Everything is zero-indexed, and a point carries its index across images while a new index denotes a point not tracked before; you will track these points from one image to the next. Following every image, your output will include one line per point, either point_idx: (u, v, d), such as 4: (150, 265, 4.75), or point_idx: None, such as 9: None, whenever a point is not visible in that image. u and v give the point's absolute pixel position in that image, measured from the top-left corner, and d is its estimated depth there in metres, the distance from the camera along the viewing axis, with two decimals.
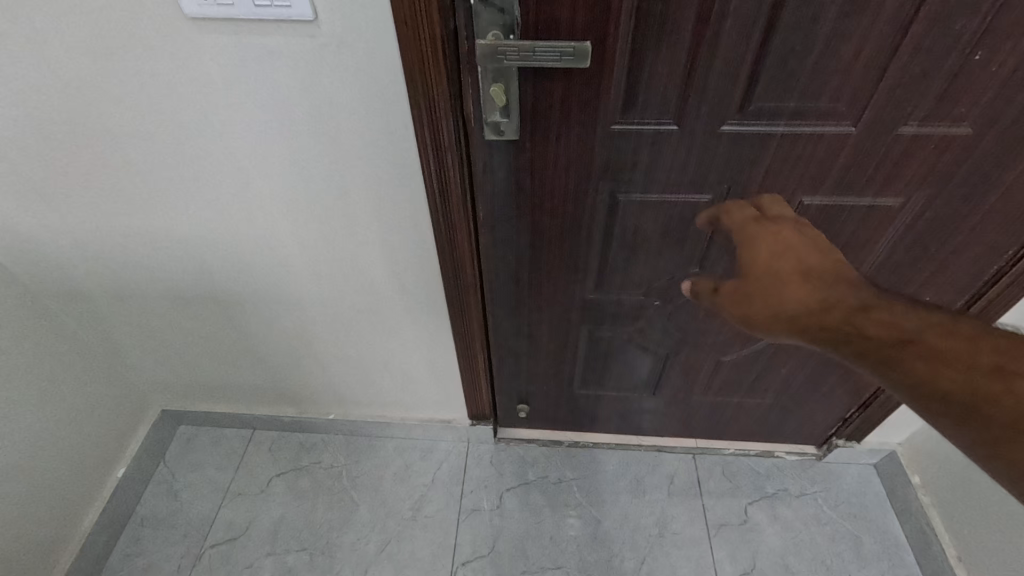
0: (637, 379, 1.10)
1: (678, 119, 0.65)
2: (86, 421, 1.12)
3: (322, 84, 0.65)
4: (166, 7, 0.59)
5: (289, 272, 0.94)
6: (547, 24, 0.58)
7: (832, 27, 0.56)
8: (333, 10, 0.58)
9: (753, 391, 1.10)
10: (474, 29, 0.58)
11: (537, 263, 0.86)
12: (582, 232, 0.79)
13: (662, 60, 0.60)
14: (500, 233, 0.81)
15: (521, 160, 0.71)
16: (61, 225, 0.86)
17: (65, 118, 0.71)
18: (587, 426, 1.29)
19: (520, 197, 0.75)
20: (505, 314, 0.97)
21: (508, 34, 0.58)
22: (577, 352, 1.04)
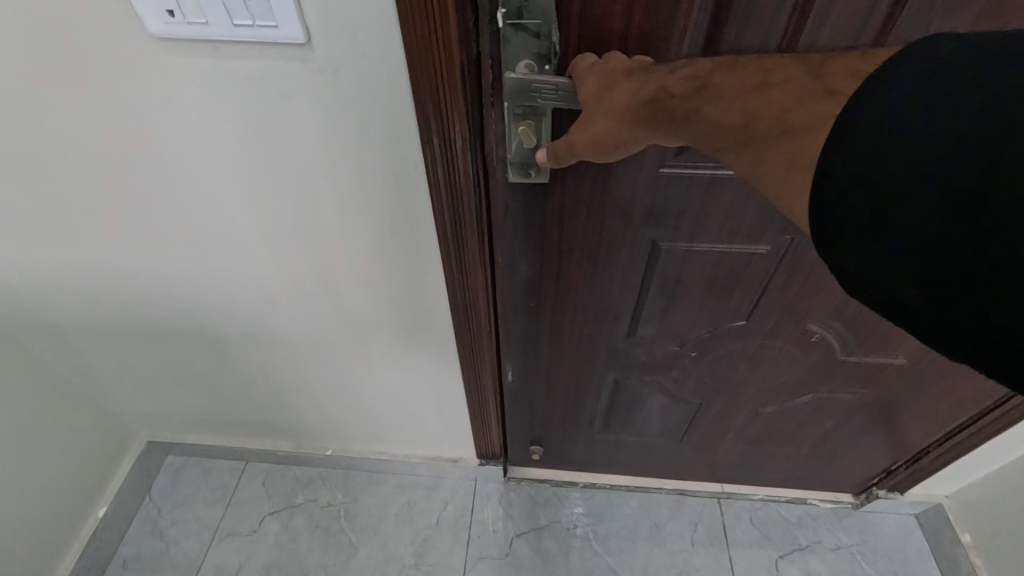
0: (663, 424, 1.00)
1: None
2: (62, 459, 1.04)
3: (316, 113, 0.55)
4: (129, 24, 0.49)
5: (281, 309, 0.84)
6: (592, 51, 0.49)
7: None
8: (331, 31, 0.48)
9: (791, 441, 1.00)
10: (503, 56, 0.48)
11: (562, 309, 0.76)
12: (614, 279, 0.70)
13: None
14: (519, 278, 0.72)
15: (548, 204, 0.61)
16: (25, 257, 0.77)
17: (21, 144, 0.62)
18: (603, 467, 1.20)
19: (545, 242, 0.66)
20: (520, 358, 0.87)
21: (543, 64, 0.48)
22: (599, 397, 0.94)
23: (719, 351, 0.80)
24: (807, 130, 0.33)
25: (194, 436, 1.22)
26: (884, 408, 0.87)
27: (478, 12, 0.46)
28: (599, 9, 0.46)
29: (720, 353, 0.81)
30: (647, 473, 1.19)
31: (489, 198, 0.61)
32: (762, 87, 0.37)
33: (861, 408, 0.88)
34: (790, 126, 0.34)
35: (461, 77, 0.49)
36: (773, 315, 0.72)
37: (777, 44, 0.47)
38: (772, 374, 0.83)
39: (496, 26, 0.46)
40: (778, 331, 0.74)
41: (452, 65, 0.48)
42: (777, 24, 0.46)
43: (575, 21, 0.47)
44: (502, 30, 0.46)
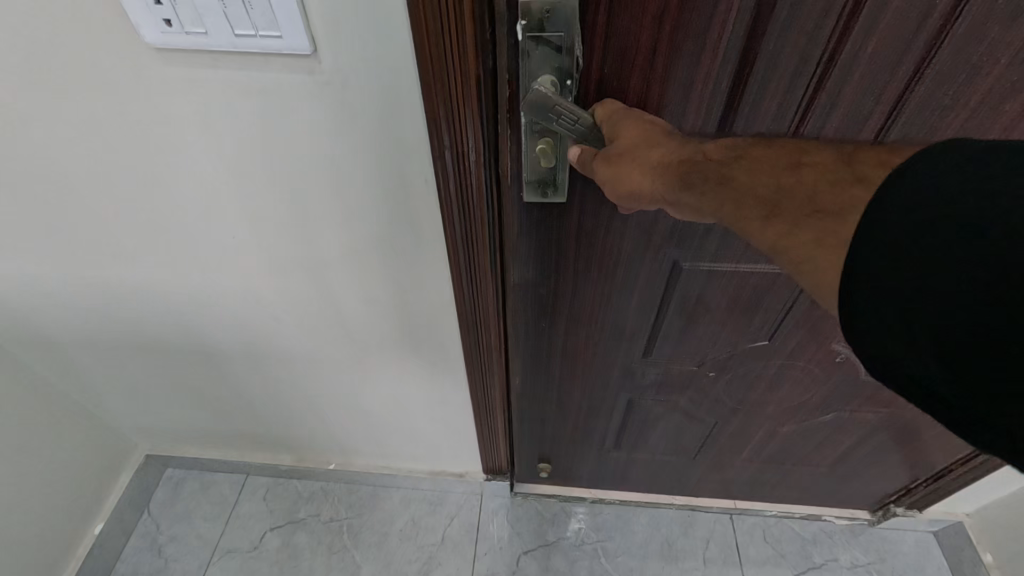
0: (677, 441, 0.97)
1: None
2: (58, 476, 1.01)
3: (322, 128, 0.53)
4: (125, 33, 0.47)
5: (284, 323, 0.82)
6: (617, 66, 0.46)
7: (997, 80, 0.44)
8: (338, 42, 0.45)
9: (808, 459, 0.97)
10: (522, 70, 0.46)
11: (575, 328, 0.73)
12: (631, 300, 0.67)
13: (764, 112, 0.48)
14: (531, 300, 0.70)
15: (565, 225, 0.59)
16: (17, 272, 0.74)
17: (12, 156, 0.59)
18: (610, 485, 1.17)
19: (559, 263, 0.63)
20: (530, 375, 0.85)
21: (564, 80, 0.46)
22: (613, 415, 0.92)
23: (737, 369, 0.78)
24: (841, 212, 0.32)
25: (194, 450, 1.19)
26: (908, 427, 0.84)
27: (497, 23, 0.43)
28: (627, 21, 0.43)
29: (738, 371, 0.78)
30: (658, 489, 1.16)
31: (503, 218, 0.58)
32: (796, 166, 0.36)
33: (884, 426, 0.85)
34: (821, 208, 0.33)
35: (477, 92, 0.46)
36: (795, 334, 0.69)
37: (818, 58, 0.44)
38: (792, 392, 0.80)
39: (515, 38, 0.44)
40: (801, 350, 0.72)
41: (467, 82, 0.46)
42: (819, 37, 0.43)
43: (599, 33, 0.44)
44: (521, 44, 0.44)
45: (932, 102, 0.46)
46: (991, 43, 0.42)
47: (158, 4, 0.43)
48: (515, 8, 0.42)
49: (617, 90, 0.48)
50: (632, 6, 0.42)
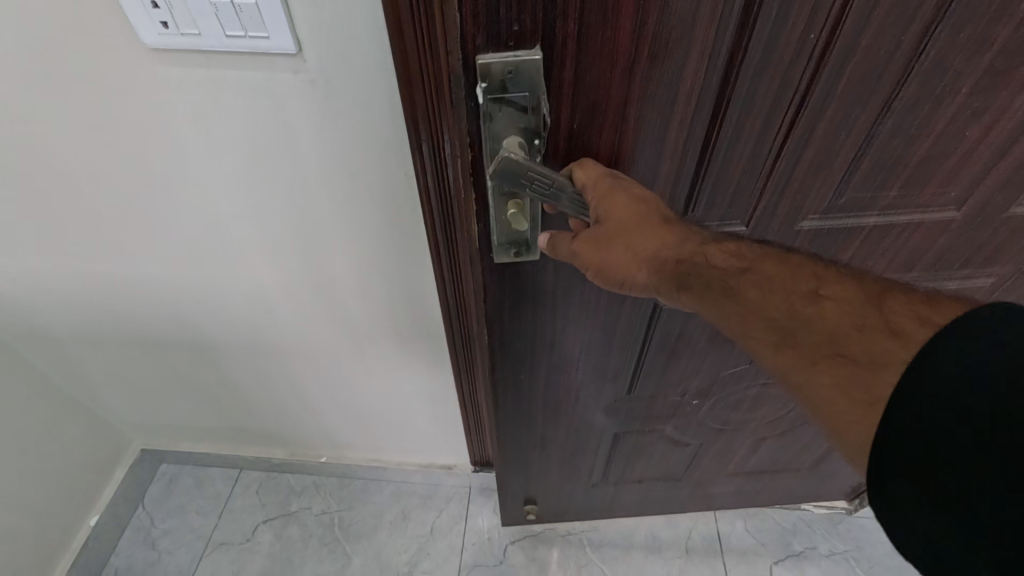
0: (664, 465, 1.00)
1: (747, 219, 0.54)
2: (53, 470, 1.03)
3: (310, 124, 0.56)
4: (124, 34, 0.50)
5: (276, 315, 0.84)
6: (587, 120, 0.42)
7: (958, 108, 0.46)
8: (322, 41, 0.49)
9: (791, 461, 1.01)
10: (487, 132, 0.41)
11: (551, 380, 0.72)
12: (613, 347, 0.69)
13: (741, 150, 0.47)
14: (509, 357, 0.66)
15: (545, 278, 0.56)
16: (17, 266, 0.77)
17: (13, 151, 0.62)
18: (600, 513, 1.13)
19: (539, 314, 0.61)
20: (510, 426, 0.81)
21: (532, 140, 0.42)
22: (599, 448, 0.92)
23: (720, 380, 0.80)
24: (869, 365, 0.36)
25: (187, 444, 1.21)
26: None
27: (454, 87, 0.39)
28: (596, 72, 0.39)
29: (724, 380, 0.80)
30: (643, 513, 1.15)
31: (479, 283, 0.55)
32: (815, 297, 0.39)
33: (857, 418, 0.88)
34: (845, 352, 0.37)
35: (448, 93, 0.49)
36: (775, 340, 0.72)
37: (790, 98, 0.44)
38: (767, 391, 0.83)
39: (475, 101, 0.40)
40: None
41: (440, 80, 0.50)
42: (794, 74, 0.42)
43: (565, 89, 0.40)
44: (483, 107, 0.40)
45: (897, 132, 0.48)
46: (954, 73, 0.44)
47: (157, 7, 0.47)
48: (472, 68, 0.38)
49: (589, 142, 0.44)
50: (598, 59, 0.39)
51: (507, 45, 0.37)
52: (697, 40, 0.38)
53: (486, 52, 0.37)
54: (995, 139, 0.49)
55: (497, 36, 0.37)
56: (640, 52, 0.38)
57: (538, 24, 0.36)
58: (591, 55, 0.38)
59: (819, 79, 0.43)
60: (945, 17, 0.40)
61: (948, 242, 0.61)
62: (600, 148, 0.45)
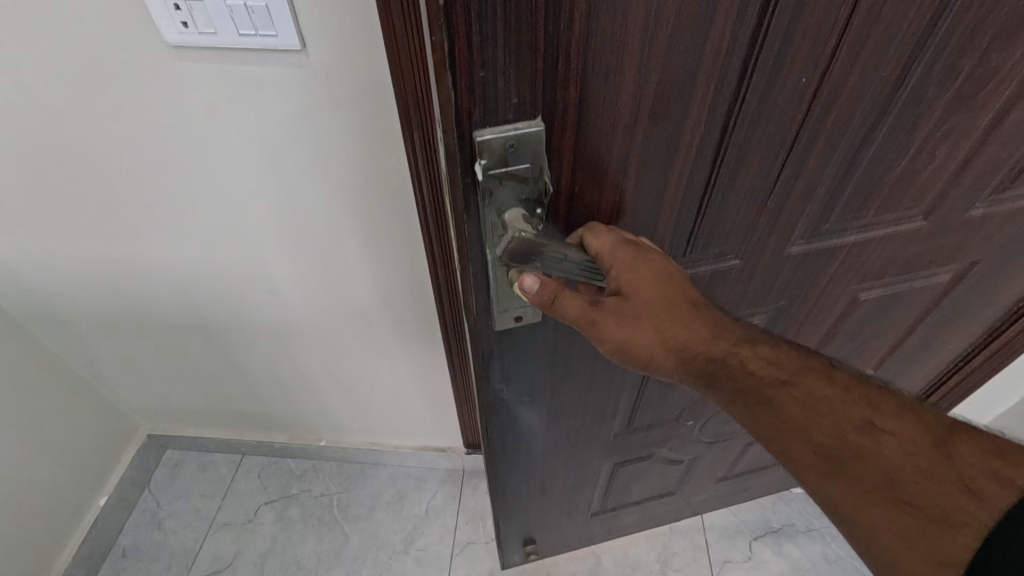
0: (658, 483, 1.02)
1: (739, 252, 0.59)
2: (65, 450, 1.08)
3: (313, 115, 0.62)
4: (147, 33, 0.56)
5: (280, 297, 0.89)
6: (587, 181, 0.46)
7: (930, 132, 0.51)
8: (324, 39, 0.55)
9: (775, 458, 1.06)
10: (489, 205, 0.43)
11: (560, 419, 0.75)
12: (613, 382, 0.72)
13: (736, 191, 0.52)
14: (515, 409, 0.69)
15: (548, 332, 0.59)
16: (38, 250, 0.82)
17: (42, 141, 0.68)
18: (601, 537, 1.14)
19: (543, 365, 0.63)
20: (512, 474, 0.82)
21: (533, 208, 0.44)
22: (599, 481, 0.94)
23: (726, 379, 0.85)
24: (943, 522, 0.35)
25: (193, 430, 1.26)
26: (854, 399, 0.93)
27: (455, 166, 0.41)
28: (598, 135, 0.43)
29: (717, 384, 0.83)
30: (643, 525, 1.15)
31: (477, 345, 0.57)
32: (872, 428, 0.40)
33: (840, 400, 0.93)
34: (909, 499, 0.37)
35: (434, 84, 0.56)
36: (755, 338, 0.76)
37: (783, 139, 0.48)
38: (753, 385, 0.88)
39: (474, 176, 0.42)
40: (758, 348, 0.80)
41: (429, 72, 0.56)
42: (788, 118, 0.47)
43: (565, 153, 0.43)
44: (484, 183, 0.42)
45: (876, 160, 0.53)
46: (928, 102, 0.48)
47: (179, 9, 0.53)
48: (471, 145, 0.40)
49: (588, 202, 0.47)
50: (605, 119, 0.42)
51: (506, 118, 0.40)
52: (698, 92, 0.42)
53: (485, 130, 0.39)
54: (955, 159, 0.54)
55: (497, 112, 0.39)
56: (644, 109, 0.42)
57: (537, 96, 0.39)
58: (594, 116, 0.41)
59: (809, 119, 0.47)
60: (918, 55, 0.44)
61: (916, 249, 0.65)
62: (602, 205, 0.48)
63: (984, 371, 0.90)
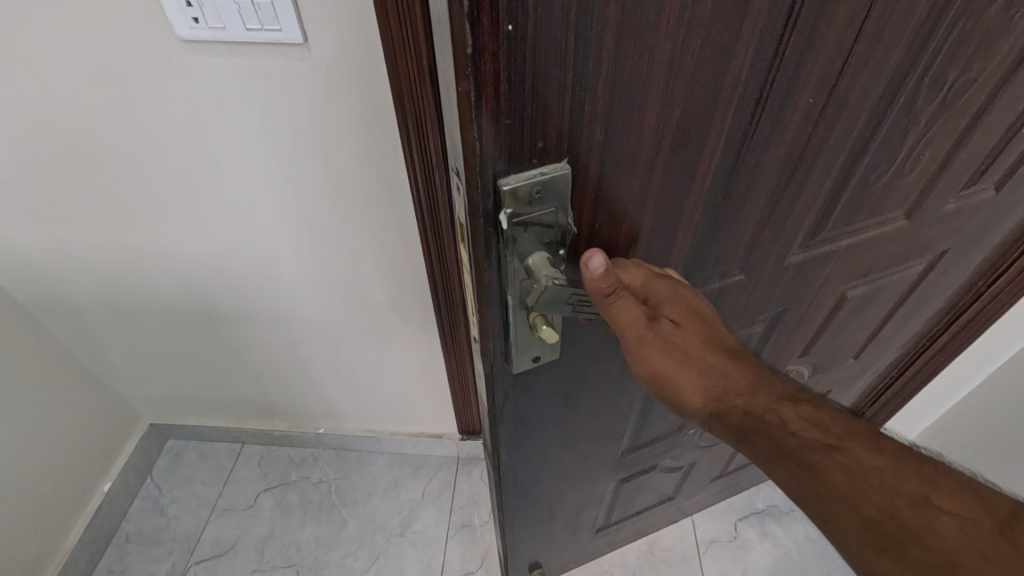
0: (657, 491, 1.03)
1: (744, 268, 0.58)
2: (72, 436, 1.11)
3: (314, 106, 0.67)
4: (160, 28, 0.60)
5: (281, 284, 0.93)
6: (608, 220, 0.44)
7: (917, 139, 0.51)
8: (324, 33, 0.60)
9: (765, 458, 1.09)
10: (512, 253, 0.41)
11: (569, 448, 0.73)
12: (622, 406, 0.71)
13: (744, 211, 0.51)
14: (527, 446, 0.66)
15: (562, 367, 0.57)
16: (50, 238, 0.86)
17: (58, 132, 0.72)
18: (603, 552, 1.13)
19: (557, 399, 0.62)
20: (519, 509, 0.78)
21: (557, 250, 0.42)
22: (605, 499, 0.93)
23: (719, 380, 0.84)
24: None
25: (194, 419, 1.29)
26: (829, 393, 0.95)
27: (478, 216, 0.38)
28: (619, 171, 0.41)
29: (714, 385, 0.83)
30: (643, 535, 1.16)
31: (492, 390, 0.54)
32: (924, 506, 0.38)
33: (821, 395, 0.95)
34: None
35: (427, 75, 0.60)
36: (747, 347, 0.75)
37: (790, 159, 0.48)
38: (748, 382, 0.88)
39: (497, 226, 0.40)
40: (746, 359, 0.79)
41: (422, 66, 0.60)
42: (793, 139, 0.46)
43: (588, 194, 0.41)
44: (508, 232, 0.39)
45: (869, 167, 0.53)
46: (915, 113, 0.49)
47: (190, 6, 0.57)
48: (495, 194, 0.38)
49: (607, 238, 0.45)
50: (627, 155, 0.40)
51: (531, 163, 0.37)
52: (716, 121, 0.41)
53: (509, 177, 0.37)
54: (937, 158, 0.55)
55: (522, 158, 0.37)
56: (665, 141, 0.40)
57: (562, 138, 0.37)
58: (619, 155, 0.39)
59: (814, 135, 0.47)
60: (912, 69, 0.45)
61: (900, 246, 0.65)
62: (620, 239, 0.46)
63: (953, 351, 0.93)
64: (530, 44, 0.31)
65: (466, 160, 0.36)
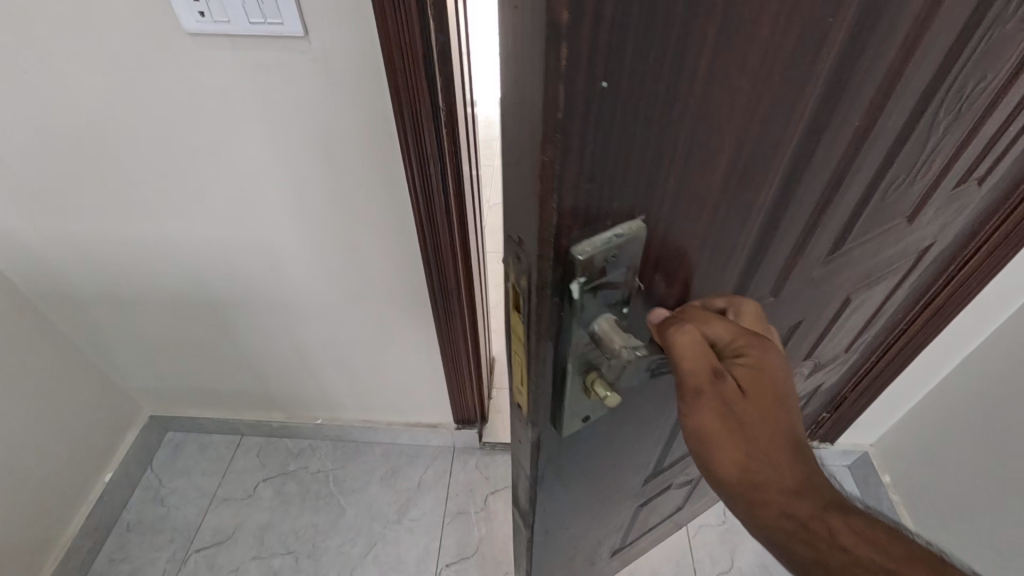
0: (670, 503, 0.97)
1: (774, 291, 0.53)
2: (76, 425, 1.13)
3: (314, 98, 0.70)
4: (166, 22, 0.63)
5: (280, 273, 0.96)
6: (667, 272, 0.39)
7: (933, 141, 0.49)
8: (323, 28, 0.63)
9: None
10: (579, 321, 0.36)
11: (598, 492, 0.65)
12: (654, 437, 0.65)
13: (784, 234, 0.46)
14: (562, 504, 0.59)
15: (607, 422, 0.52)
16: (57, 229, 0.89)
17: (67, 122, 0.75)
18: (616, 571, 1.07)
19: (598, 450, 0.56)
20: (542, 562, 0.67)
21: (623, 312, 0.38)
22: (625, 525, 0.86)
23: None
24: None
25: (194, 410, 1.31)
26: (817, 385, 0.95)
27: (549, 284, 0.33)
28: (684, 219, 0.36)
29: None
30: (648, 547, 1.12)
31: (536, 461, 0.49)
32: None
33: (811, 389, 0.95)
34: None
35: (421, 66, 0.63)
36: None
37: (833, 175, 0.44)
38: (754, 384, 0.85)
39: (565, 293, 0.34)
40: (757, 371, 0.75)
41: (418, 58, 0.63)
42: (838, 155, 0.42)
43: (657, 252, 0.36)
44: (579, 299, 0.35)
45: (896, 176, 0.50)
46: (937, 116, 0.47)
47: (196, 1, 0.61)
48: (566, 261, 0.33)
49: (664, 288, 0.40)
50: (693, 203, 0.35)
51: (606, 226, 0.32)
52: (780, 146, 0.36)
53: (583, 242, 0.32)
54: (945, 160, 0.54)
55: (597, 221, 0.32)
56: (733, 181, 0.36)
57: (638, 198, 0.32)
58: (688, 203, 0.34)
59: (861, 150, 0.44)
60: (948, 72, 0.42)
61: (898, 245, 0.63)
62: (677, 287, 0.41)
63: (929, 334, 0.97)
64: (623, 102, 0.27)
65: (540, 225, 0.31)
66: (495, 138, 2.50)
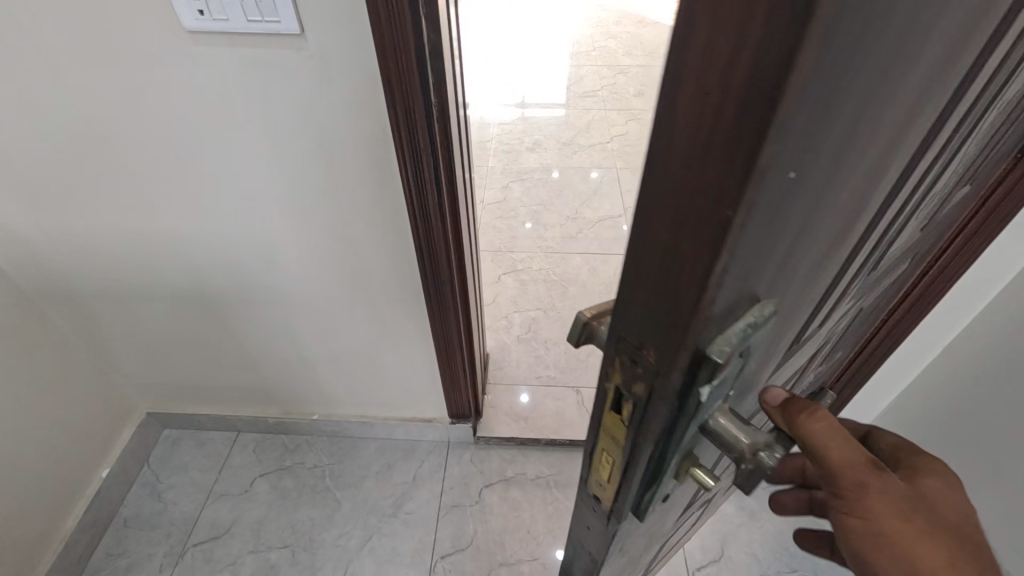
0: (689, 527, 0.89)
1: (828, 327, 0.48)
2: (74, 420, 1.14)
3: (309, 94, 0.72)
4: (166, 20, 0.66)
5: (277, 268, 0.98)
6: (776, 340, 0.35)
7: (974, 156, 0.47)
8: (318, 25, 0.65)
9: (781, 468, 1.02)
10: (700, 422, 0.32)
11: (647, 544, 0.58)
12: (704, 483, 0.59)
13: (863, 270, 0.40)
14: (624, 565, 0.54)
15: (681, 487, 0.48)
16: (57, 225, 0.91)
17: (69, 119, 0.77)
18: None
19: (665, 511, 0.51)
20: None
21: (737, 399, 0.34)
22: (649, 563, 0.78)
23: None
24: None
25: (190, 407, 1.33)
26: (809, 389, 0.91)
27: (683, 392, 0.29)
28: (802, 286, 0.32)
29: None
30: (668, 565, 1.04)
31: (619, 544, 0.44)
32: None
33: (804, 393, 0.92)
34: None
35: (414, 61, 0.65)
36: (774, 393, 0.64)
37: (916, 205, 0.39)
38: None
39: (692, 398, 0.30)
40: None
41: (410, 53, 0.65)
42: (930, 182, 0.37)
43: (777, 327, 0.33)
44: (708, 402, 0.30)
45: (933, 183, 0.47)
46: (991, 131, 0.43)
47: None
48: (705, 368, 0.28)
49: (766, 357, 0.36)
50: (815, 267, 0.31)
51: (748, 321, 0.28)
52: (897, 183, 0.31)
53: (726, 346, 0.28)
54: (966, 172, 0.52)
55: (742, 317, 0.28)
56: (851, 238, 0.31)
57: (780, 281, 0.28)
58: (812, 270, 0.31)
59: (944, 172, 0.39)
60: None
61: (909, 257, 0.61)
62: (774, 353, 0.37)
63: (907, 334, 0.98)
64: (806, 186, 0.22)
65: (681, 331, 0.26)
66: (488, 138, 2.53)
